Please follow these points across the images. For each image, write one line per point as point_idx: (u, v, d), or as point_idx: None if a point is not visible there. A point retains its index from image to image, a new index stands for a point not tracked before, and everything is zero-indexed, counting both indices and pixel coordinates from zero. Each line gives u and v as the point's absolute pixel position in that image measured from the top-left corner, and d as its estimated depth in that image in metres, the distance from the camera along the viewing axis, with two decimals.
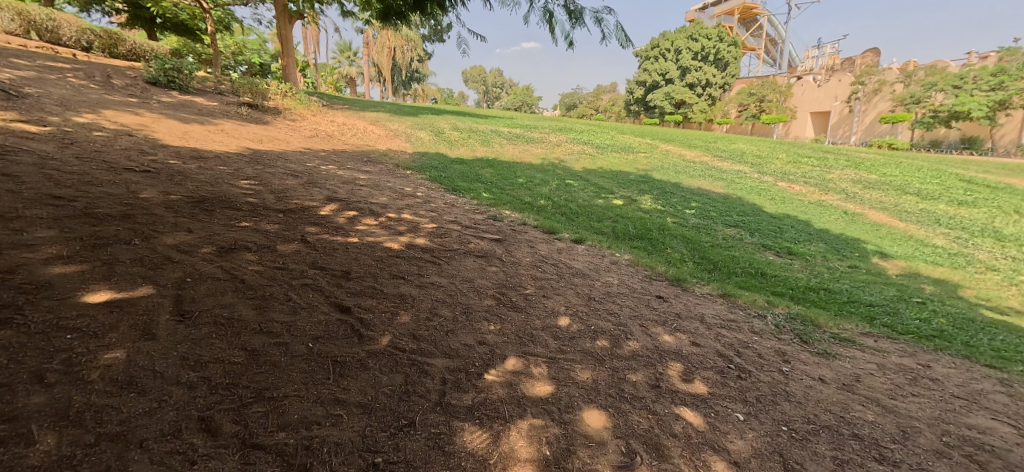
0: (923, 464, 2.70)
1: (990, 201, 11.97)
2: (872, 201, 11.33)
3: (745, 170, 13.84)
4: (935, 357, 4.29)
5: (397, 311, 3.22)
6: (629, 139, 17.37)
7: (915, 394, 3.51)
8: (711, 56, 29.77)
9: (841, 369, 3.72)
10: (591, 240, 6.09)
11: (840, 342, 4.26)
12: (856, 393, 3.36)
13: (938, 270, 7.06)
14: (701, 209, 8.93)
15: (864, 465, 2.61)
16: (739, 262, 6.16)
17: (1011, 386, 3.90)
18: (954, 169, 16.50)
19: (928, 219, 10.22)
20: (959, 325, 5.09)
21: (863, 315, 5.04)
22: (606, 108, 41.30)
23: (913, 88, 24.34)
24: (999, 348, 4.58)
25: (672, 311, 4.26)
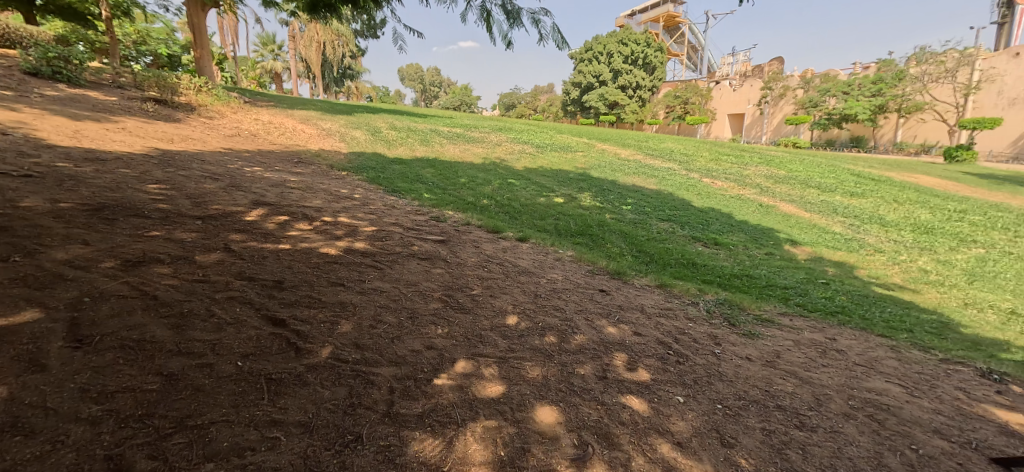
0: (835, 427, 2.98)
1: (875, 191, 13.50)
2: (782, 194, 12.37)
3: (675, 167, 14.62)
4: (839, 331, 4.77)
5: (338, 320, 3.12)
6: (566, 139, 17.76)
7: (825, 365, 3.88)
8: (640, 61, 30.94)
9: (764, 348, 4.04)
10: (536, 238, 6.20)
11: (761, 323, 4.62)
12: (778, 368, 3.66)
13: (837, 254, 7.84)
14: (637, 205, 9.32)
15: (787, 432, 2.84)
16: (673, 254, 6.51)
17: (900, 351, 4.42)
18: (849, 165, 18.44)
19: (827, 208, 11.32)
20: (856, 301, 5.69)
21: (779, 296, 5.49)
22: (544, 108, 41.92)
23: (811, 93, 28.07)
24: (887, 320, 5.17)
25: (614, 303, 4.43)
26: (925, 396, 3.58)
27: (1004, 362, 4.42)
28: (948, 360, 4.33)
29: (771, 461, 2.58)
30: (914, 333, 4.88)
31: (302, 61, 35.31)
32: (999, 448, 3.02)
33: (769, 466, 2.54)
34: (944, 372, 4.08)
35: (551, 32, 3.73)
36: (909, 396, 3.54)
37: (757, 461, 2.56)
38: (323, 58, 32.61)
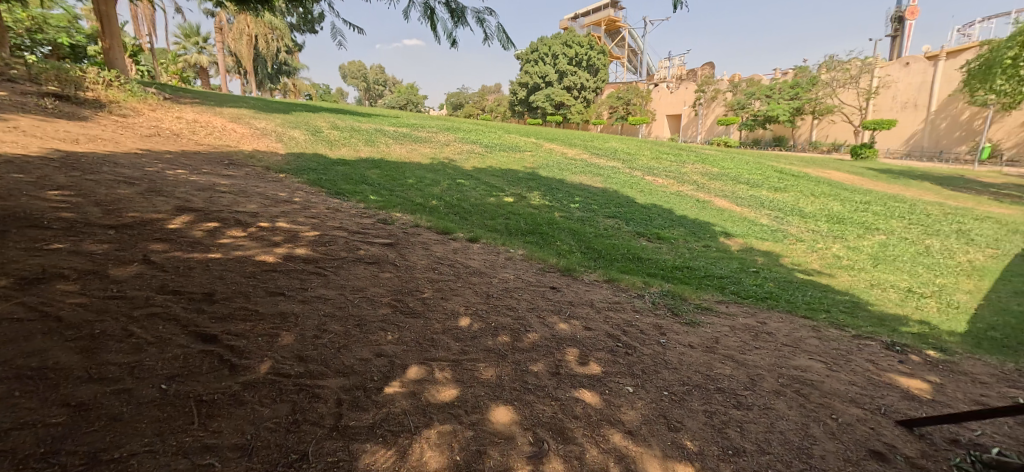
0: (767, 404, 3.17)
1: (796, 186, 14.54)
2: (717, 190, 13.06)
3: (619, 166, 15.04)
4: (769, 314, 5.10)
5: (278, 332, 2.96)
6: (515, 138, 17.86)
7: (759, 347, 4.13)
8: (584, 63, 31.57)
9: (704, 334, 4.24)
10: (486, 238, 6.20)
11: (701, 311, 4.85)
12: (717, 353, 3.85)
13: (765, 244, 8.36)
14: (585, 203, 9.52)
15: (727, 413, 2.99)
16: (619, 249, 6.71)
17: (821, 330, 4.79)
18: (775, 162, 19.74)
19: (755, 202, 12.05)
20: (783, 287, 6.09)
21: (716, 286, 5.78)
22: (491, 108, 41.89)
23: (739, 96, 30.00)
24: (809, 302, 5.58)
25: (565, 299, 4.50)
26: (843, 369, 3.89)
27: (905, 335, 4.90)
28: (860, 336, 4.75)
29: (714, 441, 2.71)
30: (832, 313, 5.30)
31: (232, 56, 33.33)
32: (905, 412, 3.33)
33: (712, 447, 2.66)
34: (858, 346, 4.46)
35: (496, 33, 3.74)
36: (830, 370, 3.83)
37: (701, 442, 2.68)
38: (255, 53, 30.94)
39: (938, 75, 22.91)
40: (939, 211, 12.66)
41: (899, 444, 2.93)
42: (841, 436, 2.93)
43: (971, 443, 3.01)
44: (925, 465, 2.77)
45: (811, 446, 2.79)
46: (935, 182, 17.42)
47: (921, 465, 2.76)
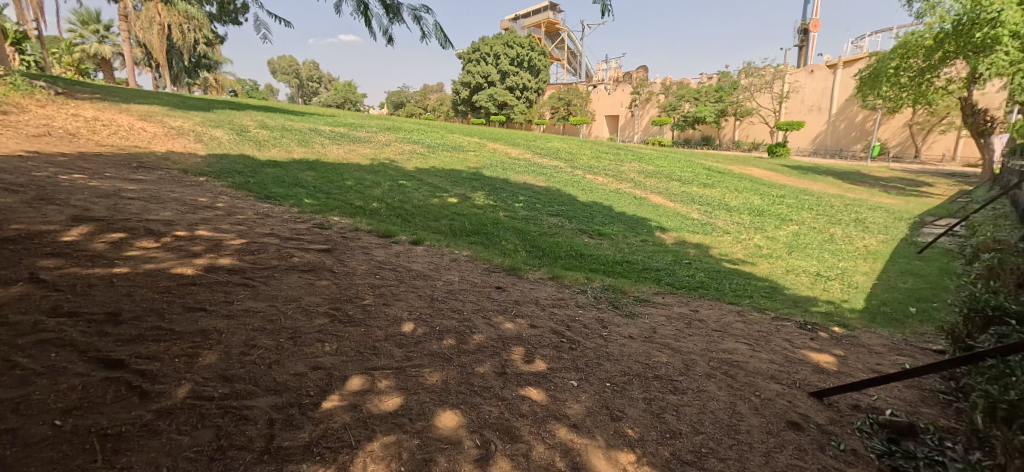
0: (700, 387, 3.34)
1: (723, 182, 15.48)
2: (653, 187, 13.65)
3: (561, 165, 15.36)
4: (701, 302, 5.39)
5: (199, 352, 2.75)
6: (457, 138, 17.74)
7: (692, 334, 4.35)
8: (525, 63, 31.87)
9: (643, 325, 4.42)
10: (430, 240, 6.10)
11: (640, 303, 5.04)
12: (655, 343, 4.02)
13: (696, 237, 8.84)
14: (528, 202, 9.63)
15: (664, 398, 3.13)
16: (562, 246, 6.84)
17: (747, 315, 5.13)
18: (704, 160, 20.97)
19: (687, 198, 12.70)
20: (713, 276, 6.46)
21: (653, 278, 6.03)
22: (434, 108, 41.28)
23: (670, 99, 31.60)
24: (735, 289, 5.97)
25: (510, 299, 4.51)
26: (765, 349, 4.19)
27: (815, 314, 5.37)
28: (778, 317, 5.14)
29: (652, 426, 2.82)
30: (755, 298, 5.70)
31: (142, 47, 30.56)
32: (816, 384, 3.64)
33: (651, 431, 2.77)
34: (777, 327, 4.82)
35: (433, 30, 3.71)
36: (753, 351, 4.11)
37: (641, 429, 2.78)
38: (170, 45, 28.59)
39: (839, 82, 26.20)
40: (841, 203, 13.98)
41: (812, 413, 3.20)
42: (764, 411, 3.15)
43: (870, 407, 3.34)
44: (834, 430, 3.04)
45: (738, 423, 2.97)
46: (836, 177, 19.32)
47: (831, 431, 3.02)
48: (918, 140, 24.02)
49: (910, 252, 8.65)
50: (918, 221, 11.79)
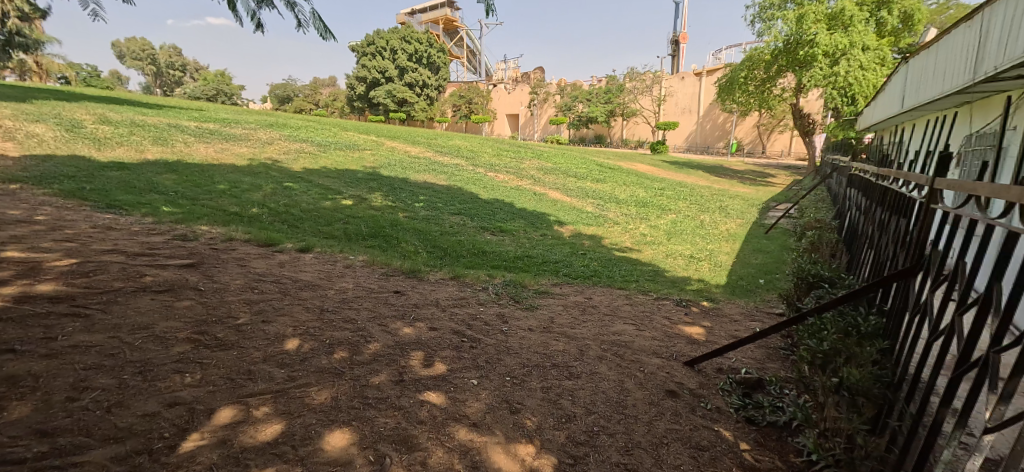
0: (593, 370, 3.54)
1: (613, 178, 16.58)
2: (551, 183, 14.19)
3: (462, 163, 15.36)
4: (594, 289, 5.73)
5: (5, 406, 2.28)
6: (352, 136, 16.91)
7: (586, 320, 4.59)
8: (424, 60, 31.10)
9: (542, 316, 4.57)
10: (319, 246, 5.72)
11: (539, 295, 5.21)
12: (553, 332, 4.18)
13: (591, 229, 9.38)
14: (429, 202, 9.45)
15: (560, 385, 3.27)
16: (464, 245, 6.83)
17: (635, 298, 5.54)
18: (596, 157, 22.31)
19: (581, 193, 13.41)
20: (605, 265, 6.89)
21: (552, 270, 6.27)
22: (326, 103, 38.84)
23: (565, 99, 33.23)
24: (624, 275, 6.42)
25: (409, 303, 4.38)
26: (648, 328, 4.56)
27: (689, 291, 5.97)
28: (659, 297, 5.64)
29: (549, 413, 2.93)
30: (641, 282, 6.19)
31: None
32: (689, 354, 4.04)
33: (548, 418, 2.87)
34: (659, 306, 5.29)
35: (308, 18, 3.53)
36: (639, 331, 4.45)
37: (539, 417, 2.87)
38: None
39: (703, 88, 30.28)
40: (710, 193, 15.79)
41: (686, 381, 3.55)
42: (647, 384, 3.43)
43: (730, 369, 3.78)
44: (703, 394, 3.40)
45: (625, 399, 3.19)
46: (705, 170, 21.84)
47: (700, 394, 3.38)
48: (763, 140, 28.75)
49: (761, 233, 10.05)
50: (765, 206, 13.82)
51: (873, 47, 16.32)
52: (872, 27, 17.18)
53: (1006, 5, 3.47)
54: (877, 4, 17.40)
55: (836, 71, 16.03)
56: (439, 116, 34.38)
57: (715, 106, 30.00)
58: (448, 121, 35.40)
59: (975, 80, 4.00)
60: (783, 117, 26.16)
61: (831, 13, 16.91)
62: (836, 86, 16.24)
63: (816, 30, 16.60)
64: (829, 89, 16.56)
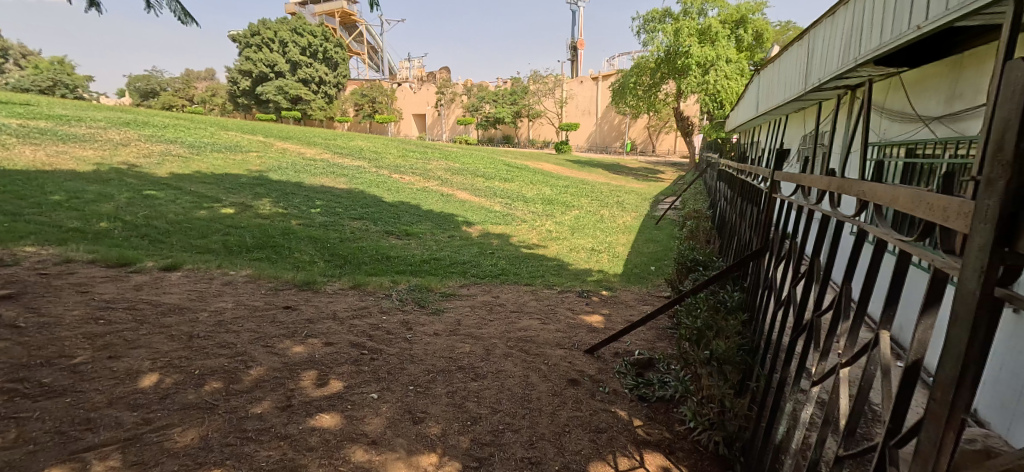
0: (498, 368, 3.57)
1: (519, 177, 16.96)
2: (458, 184, 14.13)
3: (364, 164, 14.72)
4: (502, 287, 5.79)
5: None
6: (234, 137, 15.42)
7: (493, 319, 4.63)
8: (320, 55, 28.92)
9: (448, 319, 4.51)
10: (190, 263, 5.12)
11: (445, 298, 5.15)
12: (460, 334, 4.14)
13: (498, 228, 9.49)
14: (327, 207, 8.91)
15: (466, 387, 3.25)
16: (366, 251, 6.54)
17: (541, 292, 5.70)
18: (502, 157, 22.59)
19: (489, 192, 13.53)
20: (513, 262, 7.01)
21: (461, 272, 6.23)
22: (204, 99, 34.98)
23: (472, 99, 33.30)
24: (531, 272, 6.57)
25: (301, 318, 4.07)
26: (552, 321, 4.71)
27: (590, 282, 6.29)
28: (563, 290, 5.86)
29: (455, 418, 2.90)
30: (546, 277, 6.38)
31: None
32: (589, 342, 4.24)
33: (453, 424, 2.84)
34: (562, 299, 5.49)
35: None
36: (543, 324, 4.58)
37: (443, 423, 2.82)
38: None
39: (600, 91, 32.90)
40: (608, 190, 16.84)
41: (586, 368, 3.72)
42: (550, 375, 3.53)
43: (625, 351, 4.04)
44: (601, 378, 3.59)
45: (529, 393, 3.27)
46: (604, 169, 23.24)
47: (599, 379, 3.56)
48: (653, 139, 32.08)
49: (653, 224, 10.93)
50: (655, 200, 15.12)
51: (734, 60, 18.66)
52: (732, 42, 19.58)
53: (825, 29, 4.19)
54: (735, 23, 19.86)
55: (707, 79, 18.11)
56: (339, 116, 32.55)
57: (611, 109, 32.61)
58: (349, 120, 33.81)
59: (808, 89, 4.78)
60: (667, 120, 28.89)
61: (700, 28, 19.04)
62: (708, 93, 18.29)
63: (690, 43, 18.60)
64: (702, 94, 18.60)
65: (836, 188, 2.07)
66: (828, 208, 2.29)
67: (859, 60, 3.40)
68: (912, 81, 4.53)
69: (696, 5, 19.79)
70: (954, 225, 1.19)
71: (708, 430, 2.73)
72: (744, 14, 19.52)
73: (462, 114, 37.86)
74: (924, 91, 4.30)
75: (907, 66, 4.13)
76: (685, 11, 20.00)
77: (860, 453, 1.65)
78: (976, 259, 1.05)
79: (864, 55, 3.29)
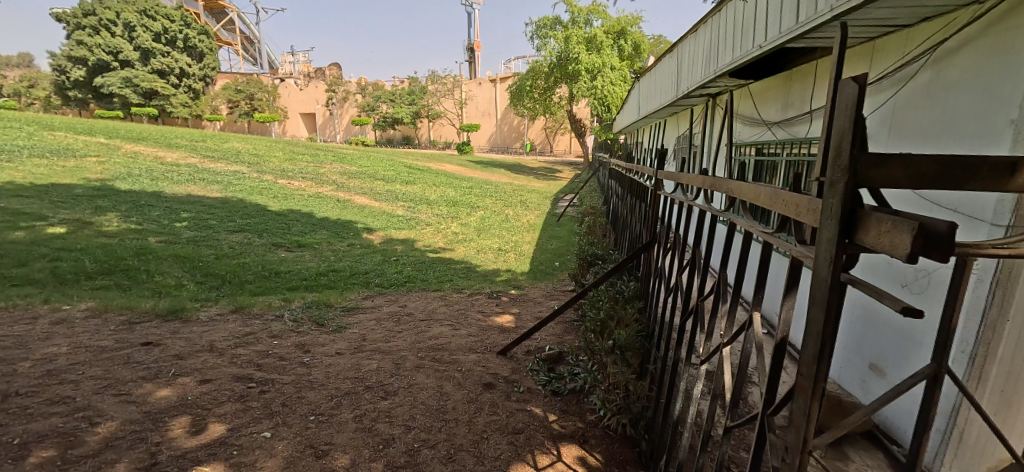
0: (410, 382, 3.37)
1: (419, 179, 16.51)
2: (355, 188, 13.37)
3: (242, 170, 13.34)
4: (409, 296, 5.54)
5: None
6: (70, 140, 13.05)
7: (401, 330, 4.38)
8: (180, 43, 24.40)
9: (351, 335, 4.19)
10: (2, 300, 4.17)
11: (346, 312, 4.78)
12: (365, 351, 3.86)
13: (402, 233, 9.13)
14: (196, 220, 7.88)
15: (375, 408, 3.02)
16: (250, 268, 5.88)
17: (450, 297, 5.55)
18: (402, 158, 21.87)
19: (390, 196, 12.97)
20: (419, 268, 6.76)
21: (362, 282, 5.86)
22: (28, 93, 29.11)
23: (366, 99, 31.80)
24: (438, 277, 6.38)
25: (167, 355, 3.51)
26: (463, 326, 4.59)
27: (499, 282, 6.26)
28: (473, 292, 5.76)
29: (365, 444, 2.66)
30: (455, 281, 6.23)
31: None
32: (502, 343, 4.18)
33: (363, 450, 2.60)
34: (473, 301, 5.39)
35: None
36: (454, 330, 4.44)
37: (351, 452, 2.58)
38: None
39: (498, 93, 33.42)
40: (511, 189, 17.06)
41: (500, 370, 3.66)
42: (464, 382, 3.41)
43: (537, 348, 4.04)
44: (515, 378, 3.54)
45: (445, 404, 3.12)
46: (506, 169, 23.56)
47: (513, 379, 3.51)
48: (550, 139, 33.41)
49: (554, 221, 11.26)
50: (556, 197, 15.66)
51: (618, 67, 19.96)
52: (616, 51, 20.92)
53: (690, 43, 4.56)
54: (617, 33, 21.23)
55: (596, 84, 19.17)
56: (209, 113, 28.99)
57: (510, 110, 33.35)
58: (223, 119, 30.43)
59: (679, 96, 5.18)
60: (562, 122, 30.14)
61: (587, 37, 20.03)
62: (597, 97, 19.36)
63: (579, 50, 19.54)
64: (592, 98, 19.62)
65: (709, 186, 2.20)
66: (703, 203, 2.44)
67: (716, 73, 3.77)
68: (757, 91, 5.12)
69: (583, 15, 20.80)
70: (806, 221, 1.29)
71: (616, 415, 2.81)
72: (625, 25, 20.97)
73: (355, 113, 36.16)
74: (767, 100, 4.87)
75: (754, 78, 4.65)
76: (573, 20, 20.94)
77: (743, 423, 1.74)
78: (826, 251, 1.12)
79: (720, 67, 3.69)
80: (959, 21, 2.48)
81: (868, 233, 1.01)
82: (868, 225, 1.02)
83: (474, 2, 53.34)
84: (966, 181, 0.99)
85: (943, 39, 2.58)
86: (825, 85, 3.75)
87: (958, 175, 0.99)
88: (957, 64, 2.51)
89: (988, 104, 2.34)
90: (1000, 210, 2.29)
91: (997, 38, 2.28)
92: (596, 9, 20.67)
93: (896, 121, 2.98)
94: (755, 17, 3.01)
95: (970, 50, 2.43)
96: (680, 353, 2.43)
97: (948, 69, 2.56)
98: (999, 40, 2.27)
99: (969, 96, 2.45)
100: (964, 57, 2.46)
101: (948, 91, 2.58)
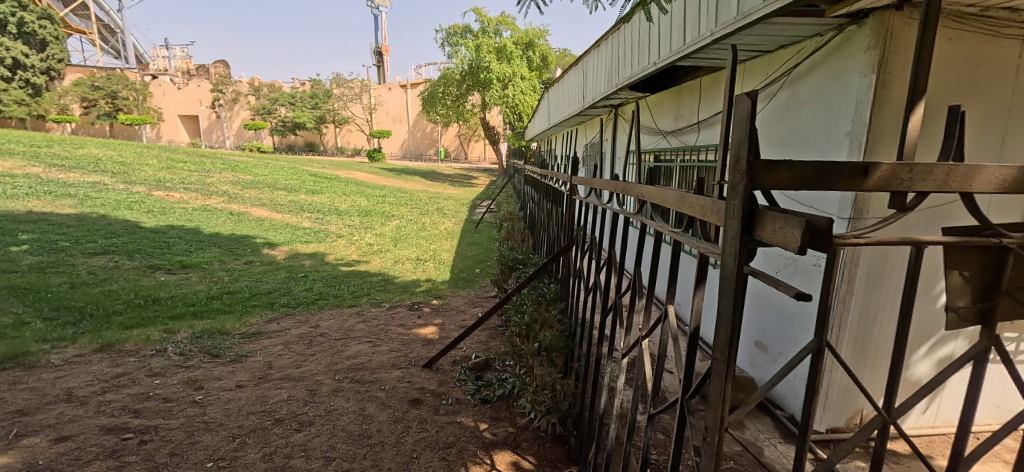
0: (327, 408, 3.08)
1: (325, 187, 15.59)
2: (250, 199, 12.30)
3: (106, 181, 11.70)
4: (320, 314, 5.12)
5: None
6: None
7: (314, 353, 4.03)
8: (12, 28, 20.18)
9: (254, 364, 3.77)
10: None
11: (246, 339, 4.31)
12: (271, 380, 3.48)
13: (309, 247, 8.52)
14: (42, 243, 6.72)
15: (287, 443, 2.71)
16: (121, 297, 5.12)
17: (367, 312, 5.22)
18: (306, 166, 20.57)
19: (294, 207, 12.10)
20: (331, 283, 6.32)
21: (265, 303, 5.34)
22: None
23: (262, 101, 29.50)
24: (353, 291, 6.00)
25: (7, 413, 2.90)
26: (384, 341, 4.32)
27: (419, 293, 6.01)
28: (392, 306, 5.47)
29: None
30: (371, 295, 5.90)
31: None
32: (426, 356, 3.98)
33: None
34: (392, 316, 5.10)
35: None
36: (373, 347, 4.16)
37: None
38: None
39: (409, 100, 32.81)
40: (426, 196, 16.70)
41: (426, 383, 3.47)
42: (389, 401, 3.19)
43: (463, 358, 3.90)
44: (443, 391, 3.37)
45: (368, 427, 2.88)
46: (420, 176, 23.11)
47: (440, 392, 3.34)
48: (464, 147, 33.47)
49: (473, 228, 11.14)
50: (473, 204, 15.59)
51: (528, 77, 20.38)
52: (525, 61, 21.37)
53: (593, 54, 4.69)
54: (526, 45, 21.72)
55: (508, 93, 19.43)
56: (56, 114, 24.98)
57: (422, 116, 32.95)
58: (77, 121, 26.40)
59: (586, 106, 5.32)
60: (476, 129, 30.26)
61: (497, 47, 20.26)
62: (509, 106, 19.64)
63: (489, 59, 19.69)
64: (504, 107, 19.84)
65: (621, 190, 2.20)
66: (617, 206, 2.43)
67: (617, 86, 3.94)
68: (653, 103, 5.41)
69: (493, 25, 21.01)
70: (711, 222, 1.28)
71: (546, 416, 2.75)
72: (533, 37, 21.52)
73: (249, 117, 33.47)
74: (661, 111, 5.16)
75: (649, 90, 4.91)
76: (483, 29, 21.11)
77: (662, 410, 1.72)
78: (730, 248, 1.09)
79: (620, 81, 3.83)
80: (808, 48, 2.79)
81: (764, 230, 1.00)
82: (763, 223, 1.01)
83: (379, 4, 51.76)
84: (834, 183, 1.02)
85: (796, 62, 2.89)
86: (709, 99, 4.02)
87: (829, 178, 1.02)
88: (807, 84, 2.81)
89: (829, 119, 2.64)
90: (844, 205, 2.58)
91: (834, 64, 2.57)
92: (505, 20, 20.95)
93: (766, 131, 3.28)
94: (648, 36, 3.17)
95: (816, 73, 2.72)
96: (601, 352, 2.41)
97: (802, 88, 2.86)
98: (837, 65, 2.56)
99: (817, 112, 2.73)
100: (812, 79, 2.75)
101: (802, 107, 2.88)
